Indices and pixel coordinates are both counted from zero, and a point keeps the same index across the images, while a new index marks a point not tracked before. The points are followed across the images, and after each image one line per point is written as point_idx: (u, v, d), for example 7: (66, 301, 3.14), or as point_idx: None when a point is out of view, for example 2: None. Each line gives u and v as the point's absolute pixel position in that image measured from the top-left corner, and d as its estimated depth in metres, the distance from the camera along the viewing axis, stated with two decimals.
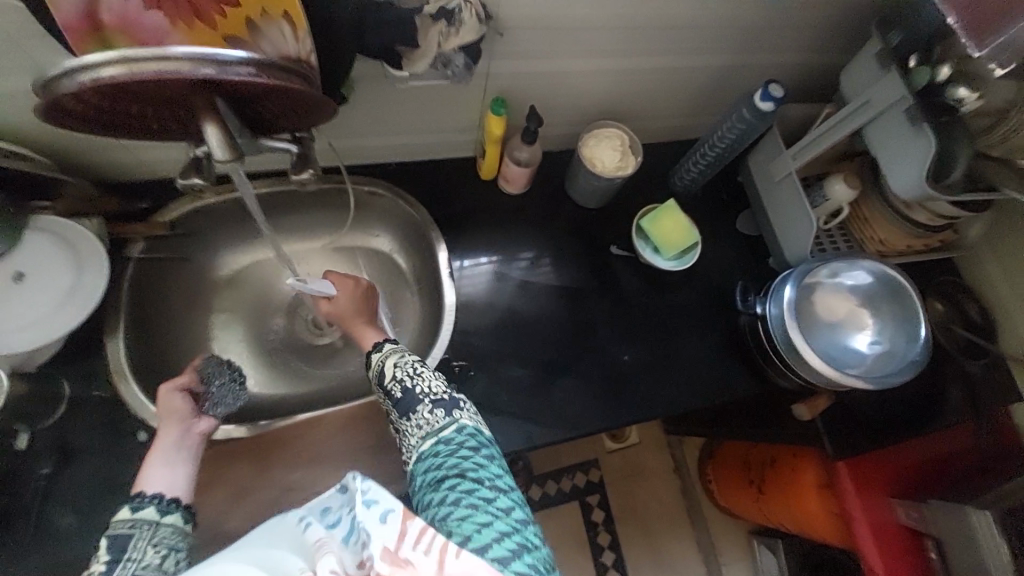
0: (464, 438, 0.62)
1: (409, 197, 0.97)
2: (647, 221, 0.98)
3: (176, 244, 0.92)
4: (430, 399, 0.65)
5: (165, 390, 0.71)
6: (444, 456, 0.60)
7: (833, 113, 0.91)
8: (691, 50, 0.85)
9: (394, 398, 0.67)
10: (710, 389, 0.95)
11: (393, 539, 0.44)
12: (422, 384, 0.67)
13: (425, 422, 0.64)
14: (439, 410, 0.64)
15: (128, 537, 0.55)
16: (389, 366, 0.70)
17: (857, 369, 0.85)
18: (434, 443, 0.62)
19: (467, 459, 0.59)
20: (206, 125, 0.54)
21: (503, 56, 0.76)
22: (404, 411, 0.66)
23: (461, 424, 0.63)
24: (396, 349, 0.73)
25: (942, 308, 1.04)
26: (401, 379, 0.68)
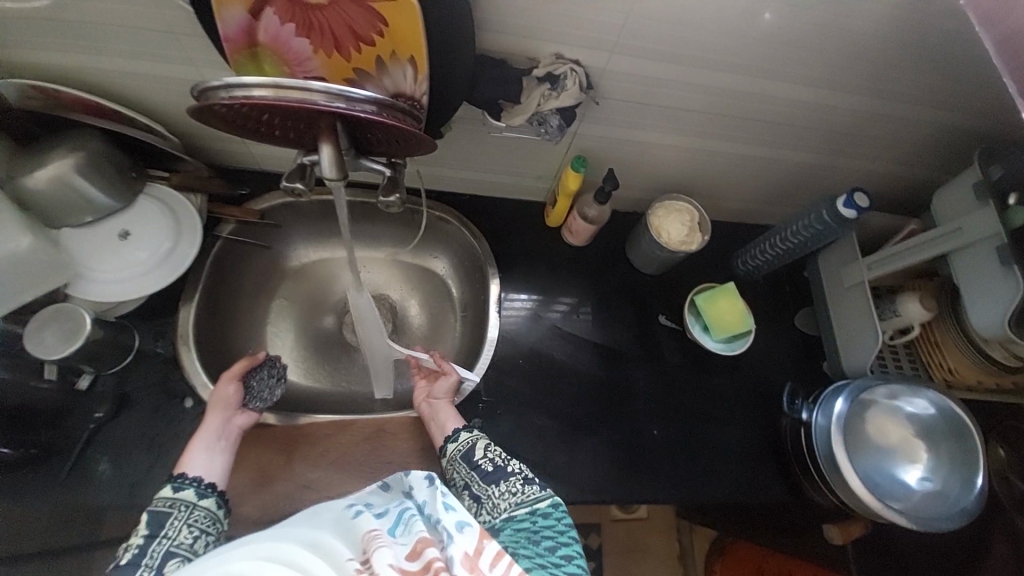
0: (558, 514, 0.66)
1: (475, 229, 1.01)
2: (702, 298, 0.97)
3: (260, 232, 1.00)
4: (522, 476, 0.72)
5: (221, 380, 0.79)
6: (538, 525, 0.65)
7: (917, 231, 0.88)
8: (778, 144, 0.86)
9: (484, 471, 0.73)
10: (737, 486, 0.91)
11: (472, 549, 0.53)
12: (513, 463, 0.73)
13: (518, 491, 0.69)
14: (534, 485, 0.70)
15: (167, 514, 0.63)
16: (480, 447, 0.76)
17: (903, 505, 0.79)
18: (527, 511, 0.67)
19: (562, 532, 0.64)
20: (322, 145, 0.61)
21: (593, 121, 0.80)
22: (492, 480, 0.72)
23: (555, 499, 0.68)
24: (484, 436, 0.78)
25: (1005, 455, 0.95)
26: (495, 456, 0.75)
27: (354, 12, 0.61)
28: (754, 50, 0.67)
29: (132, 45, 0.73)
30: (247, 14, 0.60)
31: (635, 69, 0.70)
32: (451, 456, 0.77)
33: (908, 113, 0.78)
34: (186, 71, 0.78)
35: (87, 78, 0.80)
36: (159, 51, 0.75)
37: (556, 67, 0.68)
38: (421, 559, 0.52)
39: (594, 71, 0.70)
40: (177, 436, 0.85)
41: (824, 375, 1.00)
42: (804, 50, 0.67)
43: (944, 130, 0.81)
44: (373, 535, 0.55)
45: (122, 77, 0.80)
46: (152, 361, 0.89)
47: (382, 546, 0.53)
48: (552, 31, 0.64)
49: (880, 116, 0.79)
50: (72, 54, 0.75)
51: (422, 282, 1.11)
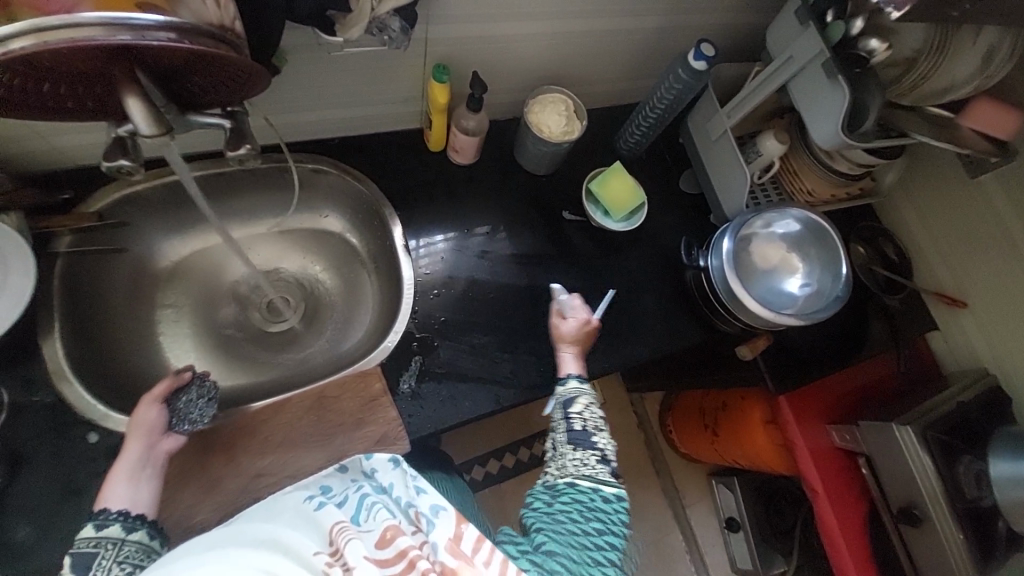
0: (615, 505, 0.73)
1: (357, 172, 0.95)
2: (596, 183, 1.01)
3: (109, 237, 0.87)
4: (603, 453, 0.77)
5: (144, 401, 0.71)
6: (596, 505, 0.72)
7: (762, 70, 0.96)
8: (625, 12, 0.87)
9: (573, 428, 0.79)
10: (665, 341, 1.00)
11: (453, 535, 0.59)
12: (603, 440, 0.79)
13: (588, 465, 0.76)
14: (603, 466, 0.76)
15: (93, 555, 0.59)
16: (581, 402, 0.81)
17: (793, 309, 0.92)
18: (593, 489, 0.74)
19: (614, 525, 0.71)
20: (127, 100, 0.52)
21: (439, 20, 0.76)
22: (575, 443, 0.78)
23: (619, 491, 0.74)
24: (587, 389, 0.83)
25: (863, 251, 1.15)
26: (589, 420, 0.80)
27: None
28: None
29: None
30: None
31: None
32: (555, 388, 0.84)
33: None
34: None
35: None
36: None
37: None
38: (393, 546, 0.54)
39: None
40: (94, 477, 0.76)
41: (713, 226, 1.10)
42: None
43: None
44: (339, 528, 0.55)
45: None
46: (30, 411, 0.77)
47: (351, 540, 0.54)
48: None
49: None
50: None
51: (319, 244, 1.04)
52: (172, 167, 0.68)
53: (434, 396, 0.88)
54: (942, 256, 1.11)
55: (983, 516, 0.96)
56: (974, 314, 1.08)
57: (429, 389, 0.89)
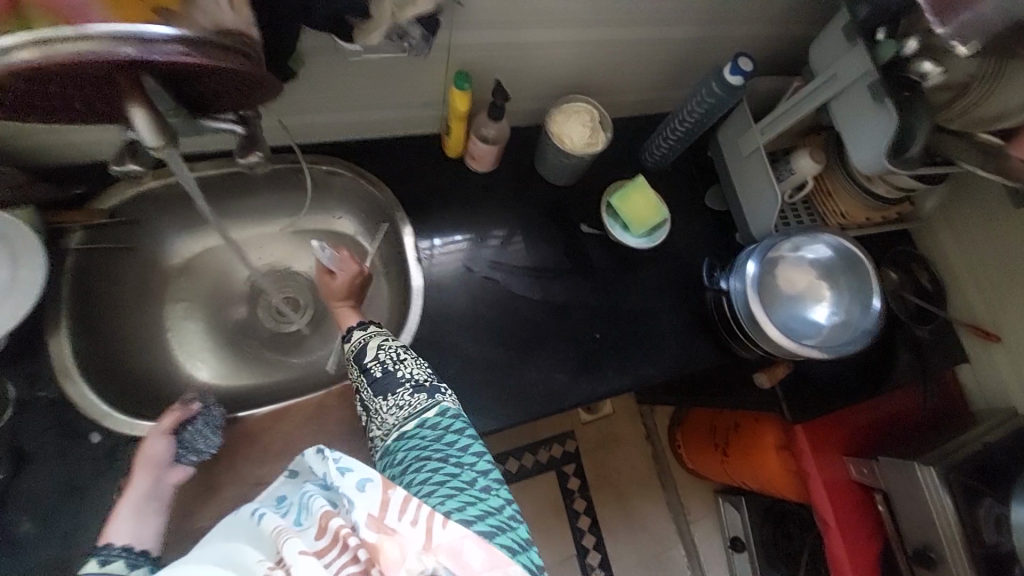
0: (447, 421, 0.67)
1: (372, 177, 0.93)
2: (617, 198, 0.97)
3: (118, 233, 0.86)
4: (413, 384, 0.70)
5: (150, 435, 0.70)
6: (428, 439, 0.65)
7: (801, 87, 0.91)
8: (659, 21, 0.82)
9: (374, 381, 0.71)
10: (680, 363, 0.97)
11: (376, 508, 0.48)
12: (406, 371, 0.72)
13: (406, 404, 0.68)
14: (421, 394, 0.69)
15: None
16: (373, 348, 0.74)
17: (815, 340, 0.88)
18: (417, 423, 0.66)
19: (452, 442, 0.64)
20: (130, 108, 0.49)
21: (464, 26, 0.72)
22: (383, 395, 0.70)
23: (443, 407, 0.68)
24: (380, 332, 0.77)
25: (895, 277, 1.10)
26: (384, 362, 0.72)
27: None
28: None
29: None
30: None
31: None
32: (347, 353, 0.76)
33: None
34: None
35: None
36: None
37: None
38: (328, 533, 0.47)
39: None
40: (96, 476, 0.76)
41: (738, 245, 1.05)
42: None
43: None
44: (278, 531, 0.47)
45: None
46: (36, 407, 0.77)
47: (289, 539, 0.46)
48: None
49: None
50: None
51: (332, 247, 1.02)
52: (178, 177, 0.65)
53: None
54: (979, 288, 1.05)
55: (1002, 562, 0.90)
56: (1009, 350, 1.03)
57: None
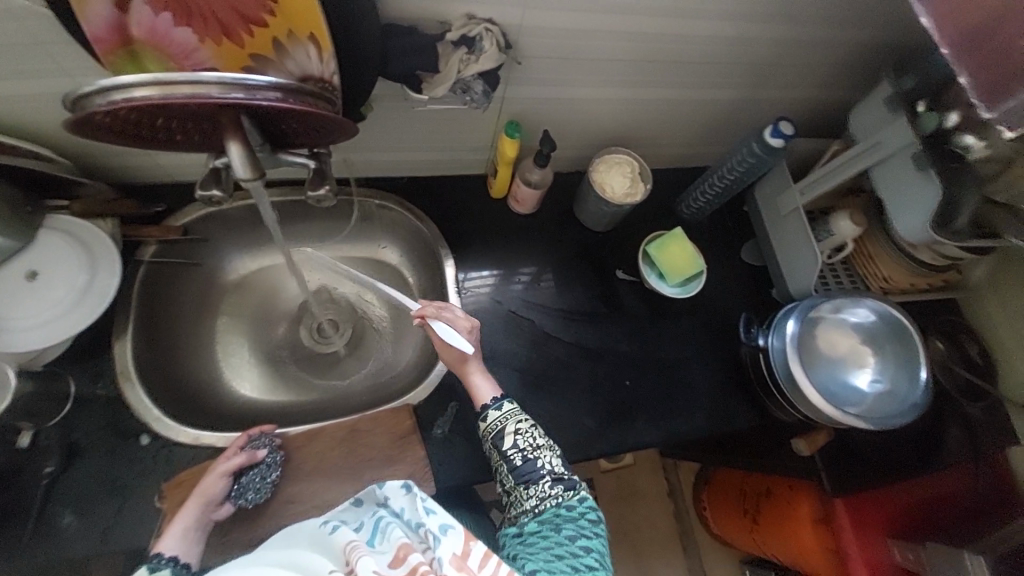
0: (582, 508, 0.71)
1: (419, 212, 0.98)
2: (654, 247, 0.99)
3: (190, 250, 0.94)
4: (553, 474, 0.73)
5: (213, 474, 0.73)
6: (562, 518, 0.70)
7: (840, 151, 0.92)
8: (703, 83, 0.86)
9: (514, 466, 0.74)
10: (712, 418, 0.95)
11: (459, 550, 0.55)
12: (545, 461, 0.74)
13: (547, 493, 0.71)
14: (561, 486, 0.72)
15: None
16: (510, 432, 0.75)
17: (858, 408, 0.85)
18: (554, 508, 0.71)
19: (586, 529, 0.69)
20: (229, 144, 0.56)
21: (520, 83, 0.78)
22: (523, 479, 0.73)
23: (583, 495, 0.72)
24: (516, 413, 0.77)
25: (944, 348, 1.04)
26: (523, 449, 0.74)
27: None
28: None
29: None
30: (114, 7, 0.54)
31: (554, 23, 0.69)
32: (484, 431, 0.77)
33: (824, 35, 0.80)
34: (62, 83, 0.70)
35: None
36: (29, 65, 0.66)
37: (469, 28, 0.65)
38: (404, 564, 0.53)
39: (513, 30, 0.68)
40: (137, 477, 0.80)
41: (775, 301, 1.04)
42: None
43: (854, 49, 0.84)
44: (350, 547, 0.54)
45: None
46: (93, 406, 0.83)
47: (363, 556, 0.52)
48: None
49: (799, 43, 0.81)
50: None
51: (375, 274, 1.07)
52: (257, 204, 0.71)
53: (463, 442, 0.87)
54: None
55: None
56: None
57: (462, 435, 0.88)
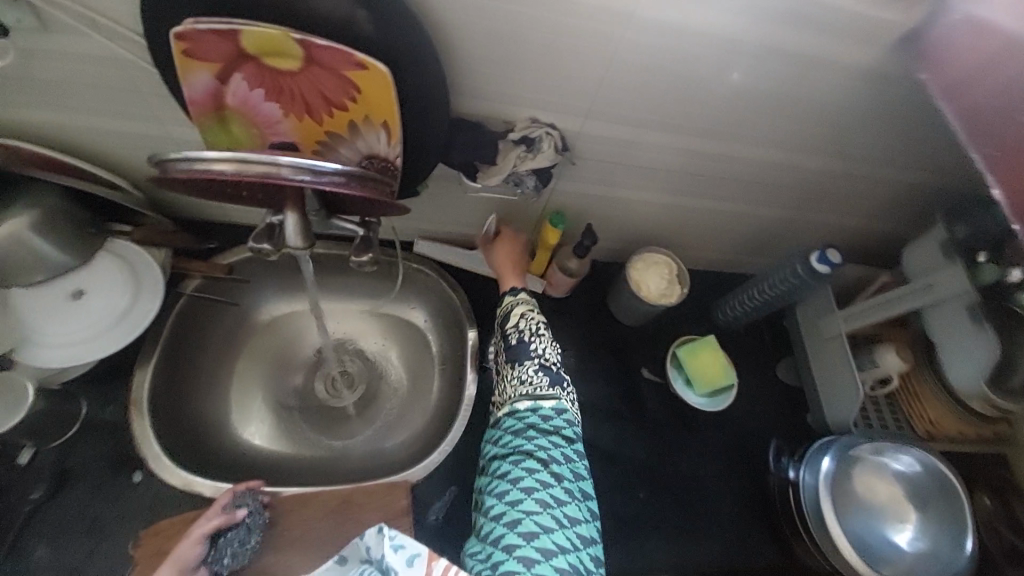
0: (560, 419, 0.66)
1: (452, 282, 0.98)
2: (685, 351, 0.95)
3: (228, 288, 0.96)
4: (540, 362, 0.70)
5: (185, 539, 0.69)
6: (536, 425, 0.65)
7: (889, 285, 0.89)
8: (751, 200, 0.87)
9: (510, 343, 0.73)
10: (727, 548, 0.87)
11: None
12: (538, 346, 0.72)
13: (529, 381, 0.69)
14: (545, 378, 0.69)
15: None
16: (513, 314, 0.75)
17: (896, 571, 0.76)
18: (532, 405, 0.67)
19: (557, 444, 0.64)
20: (286, 214, 0.60)
21: (570, 180, 0.81)
22: (512, 359, 0.72)
23: (562, 405, 0.67)
24: (528, 301, 0.77)
25: (990, 506, 0.94)
26: (522, 330, 0.73)
27: (328, 82, 0.59)
28: (725, 108, 0.69)
29: (98, 103, 0.72)
30: (214, 78, 0.58)
31: (609, 132, 0.72)
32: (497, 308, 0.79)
33: (877, 172, 0.81)
34: (151, 127, 0.76)
35: (46, 132, 0.78)
36: (129, 109, 0.73)
37: (531, 130, 0.68)
38: None
39: (571, 134, 0.72)
40: (120, 515, 0.80)
41: (809, 427, 0.98)
42: (770, 116, 0.70)
43: (910, 188, 0.84)
44: None
45: (89, 133, 0.78)
46: (99, 430, 0.84)
47: None
48: (526, 94, 0.65)
49: (851, 176, 0.81)
50: (29, 109, 0.73)
51: (401, 335, 1.06)
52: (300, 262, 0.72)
53: None
54: None
55: None
56: None
57: None
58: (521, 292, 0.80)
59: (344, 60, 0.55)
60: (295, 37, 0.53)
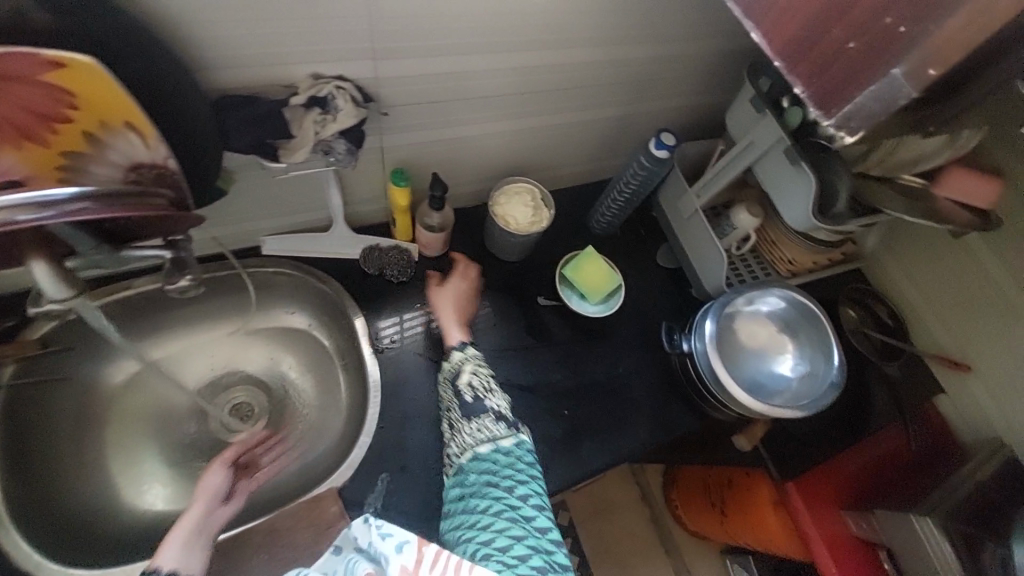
0: (521, 453, 0.71)
1: (318, 273, 0.91)
2: (570, 269, 0.98)
3: (53, 364, 0.81)
4: (497, 413, 0.75)
5: (213, 465, 0.76)
6: (500, 465, 0.69)
7: (725, 151, 0.95)
8: (583, 106, 0.87)
9: (464, 402, 0.76)
10: (656, 429, 0.94)
11: (410, 563, 0.55)
12: (493, 401, 0.76)
13: (486, 428, 0.73)
14: (501, 423, 0.73)
15: None
16: (467, 372, 0.78)
17: (784, 399, 0.87)
18: (492, 448, 0.71)
19: (523, 473, 0.69)
20: (32, 265, 0.53)
21: (394, 132, 0.76)
22: (468, 413, 0.75)
23: (520, 439, 0.72)
24: (473, 356, 0.80)
25: (855, 315, 1.09)
26: (477, 387, 0.77)
27: (27, 94, 0.48)
28: (525, 15, 0.65)
29: None
30: None
31: (409, 71, 0.66)
32: (445, 370, 0.81)
33: (685, 48, 0.83)
34: None
35: None
36: None
37: (318, 89, 0.61)
38: None
39: (367, 83, 0.65)
40: None
41: (696, 300, 1.06)
42: (578, 13, 0.68)
43: (717, 56, 0.88)
44: None
45: None
46: None
47: None
48: (293, 50, 0.58)
49: (665, 57, 0.83)
50: None
51: (285, 346, 0.98)
52: (82, 313, 0.64)
53: (400, 520, 0.80)
54: (937, 318, 1.02)
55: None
56: (982, 378, 0.96)
57: (398, 510, 0.81)
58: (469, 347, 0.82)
59: (28, 62, 0.45)
60: None
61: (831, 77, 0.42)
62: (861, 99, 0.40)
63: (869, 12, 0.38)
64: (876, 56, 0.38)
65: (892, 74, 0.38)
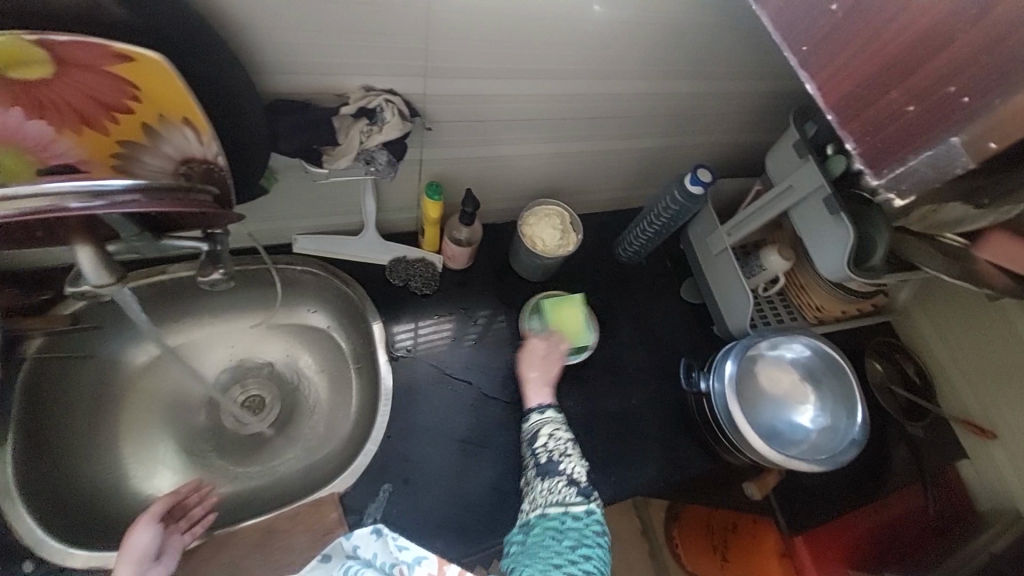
0: (590, 521, 0.67)
1: (344, 275, 0.92)
2: (546, 304, 0.93)
3: (77, 341, 0.83)
4: (570, 478, 0.71)
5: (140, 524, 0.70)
6: (566, 528, 0.66)
7: (762, 192, 0.94)
8: (622, 135, 0.87)
9: (538, 461, 0.74)
10: (666, 467, 0.92)
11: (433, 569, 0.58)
12: (569, 465, 0.72)
13: (557, 492, 0.70)
14: (573, 488, 0.70)
15: None
16: (545, 434, 0.76)
17: (800, 451, 0.84)
18: (561, 512, 0.68)
19: (586, 542, 0.65)
20: (77, 249, 0.55)
21: (434, 146, 0.77)
22: (541, 473, 0.73)
23: (591, 507, 0.68)
24: (552, 420, 0.78)
25: (882, 368, 1.04)
26: (554, 451, 0.74)
27: (96, 84, 0.50)
28: (577, 44, 0.66)
29: None
30: None
31: (457, 90, 0.67)
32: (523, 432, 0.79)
33: (731, 87, 0.83)
34: None
35: None
36: None
37: (368, 100, 0.63)
38: None
39: (415, 98, 0.67)
40: None
41: (717, 338, 1.04)
42: (632, 46, 0.69)
43: (761, 97, 0.87)
44: None
45: None
46: None
47: None
48: (349, 62, 0.60)
49: (710, 95, 0.83)
50: None
51: (303, 343, 0.98)
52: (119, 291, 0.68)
53: (399, 533, 0.79)
54: (967, 381, 0.98)
55: None
56: (1005, 446, 0.93)
57: (398, 522, 0.80)
58: (549, 410, 0.79)
59: (101, 54, 0.47)
60: (31, 38, 0.44)
61: (888, 137, 0.37)
62: (916, 163, 0.36)
63: (933, 76, 0.33)
64: (941, 125, 0.34)
65: (950, 141, 0.34)
